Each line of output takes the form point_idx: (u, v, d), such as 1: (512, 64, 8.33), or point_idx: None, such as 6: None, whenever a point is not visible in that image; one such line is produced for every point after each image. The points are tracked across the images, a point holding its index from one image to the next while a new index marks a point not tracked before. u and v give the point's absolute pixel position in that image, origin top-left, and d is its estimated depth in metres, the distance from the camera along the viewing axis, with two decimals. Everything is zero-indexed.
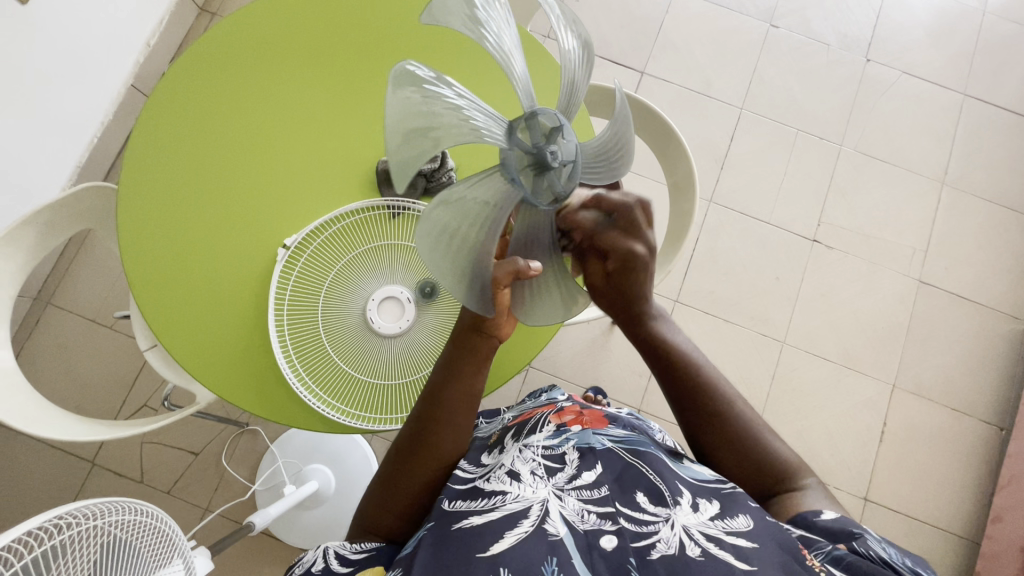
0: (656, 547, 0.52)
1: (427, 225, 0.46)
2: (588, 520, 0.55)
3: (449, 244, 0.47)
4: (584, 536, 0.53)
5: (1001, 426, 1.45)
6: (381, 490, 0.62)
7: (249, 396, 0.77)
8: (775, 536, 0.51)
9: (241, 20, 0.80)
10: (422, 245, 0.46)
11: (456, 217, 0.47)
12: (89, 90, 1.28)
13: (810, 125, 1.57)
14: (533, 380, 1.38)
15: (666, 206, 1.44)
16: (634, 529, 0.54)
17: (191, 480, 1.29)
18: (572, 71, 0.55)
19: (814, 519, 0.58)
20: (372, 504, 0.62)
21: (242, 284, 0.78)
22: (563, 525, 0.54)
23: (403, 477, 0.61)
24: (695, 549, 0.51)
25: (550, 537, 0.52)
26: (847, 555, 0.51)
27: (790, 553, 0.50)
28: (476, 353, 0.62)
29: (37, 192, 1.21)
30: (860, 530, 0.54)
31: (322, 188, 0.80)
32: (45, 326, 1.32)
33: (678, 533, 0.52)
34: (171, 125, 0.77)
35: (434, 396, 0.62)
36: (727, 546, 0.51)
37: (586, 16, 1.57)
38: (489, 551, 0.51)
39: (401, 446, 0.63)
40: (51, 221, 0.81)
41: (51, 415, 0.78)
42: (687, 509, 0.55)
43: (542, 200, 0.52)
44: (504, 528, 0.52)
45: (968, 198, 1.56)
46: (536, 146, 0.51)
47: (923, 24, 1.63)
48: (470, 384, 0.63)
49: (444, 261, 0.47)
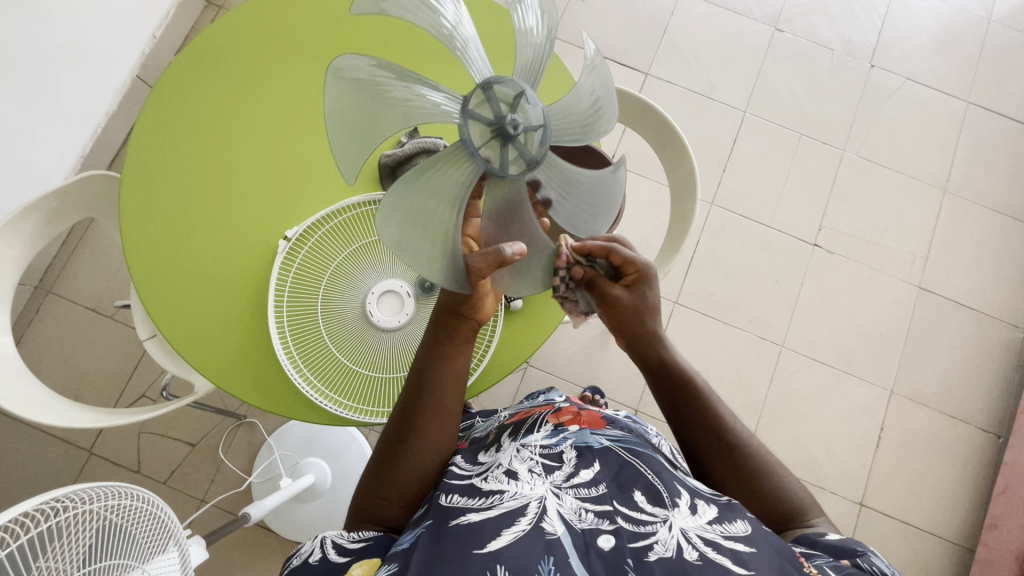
0: (653, 548, 0.52)
1: (353, 83, 0.49)
2: (585, 518, 0.55)
3: (374, 93, 0.50)
4: (581, 535, 0.53)
5: (998, 435, 1.45)
6: (375, 481, 0.62)
7: (246, 387, 0.77)
8: (773, 543, 0.52)
9: (250, 12, 0.80)
10: (347, 67, 0.48)
11: (375, 100, 0.51)
12: (96, 79, 1.29)
13: (813, 129, 1.57)
14: (532, 379, 1.38)
15: (667, 207, 1.45)
16: (631, 529, 0.54)
17: (188, 471, 1.29)
18: (586, 104, 0.59)
19: (819, 538, 0.58)
20: (367, 492, 0.62)
21: (243, 274, 0.78)
22: (560, 523, 0.54)
23: (395, 463, 0.62)
24: (693, 553, 0.51)
25: (547, 535, 0.52)
26: (849, 567, 0.52)
27: (787, 559, 0.51)
28: (453, 338, 0.64)
29: (42, 179, 1.22)
30: (864, 548, 0.55)
31: (325, 180, 0.80)
32: (45, 315, 1.33)
33: (676, 536, 0.52)
34: (174, 118, 0.78)
35: (421, 382, 0.63)
36: (725, 550, 0.51)
37: (592, 16, 1.57)
38: (487, 547, 0.51)
39: (392, 435, 0.63)
40: (54, 208, 0.81)
41: (49, 400, 0.78)
42: (684, 511, 0.55)
43: (478, 156, 0.53)
44: (501, 526, 0.53)
45: (969, 205, 1.56)
46: (504, 109, 0.53)
47: (929, 31, 1.64)
48: (455, 368, 0.64)
49: (353, 96, 0.49)
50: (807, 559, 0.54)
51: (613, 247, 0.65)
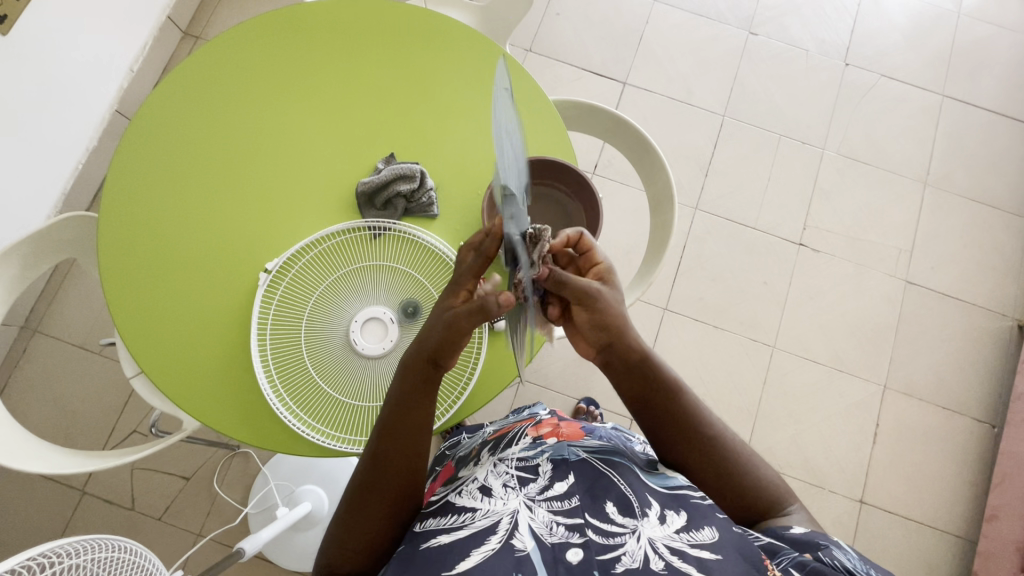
0: (621, 560, 0.51)
1: None
2: (556, 533, 0.54)
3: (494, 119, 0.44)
4: (551, 550, 0.52)
5: (992, 424, 1.46)
6: (342, 527, 0.61)
7: (229, 422, 0.76)
8: (739, 547, 0.53)
9: (220, 44, 0.81)
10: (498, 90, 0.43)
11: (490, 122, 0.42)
12: (76, 116, 1.30)
13: (792, 129, 1.58)
14: (525, 394, 1.38)
15: (649, 215, 1.45)
16: (601, 541, 0.53)
17: (183, 505, 1.28)
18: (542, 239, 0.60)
19: (783, 531, 0.59)
20: (336, 544, 0.61)
21: (222, 308, 0.77)
22: (530, 539, 0.53)
23: (364, 512, 0.60)
24: (659, 562, 0.51)
25: (517, 552, 0.52)
26: (811, 561, 0.53)
27: (751, 564, 0.52)
28: (428, 381, 0.62)
29: (23, 222, 1.22)
30: (826, 540, 0.56)
31: (303, 208, 0.80)
32: (33, 355, 1.32)
33: (643, 546, 0.52)
34: (146, 156, 0.78)
35: (391, 429, 0.61)
36: (690, 559, 0.51)
37: (568, 30, 1.59)
38: (456, 569, 0.51)
39: (358, 484, 0.61)
40: (32, 251, 0.81)
41: (32, 445, 0.77)
42: (653, 521, 0.55)
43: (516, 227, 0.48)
44: (471, 546, 0.53)
45: (951, 197, 1.57)
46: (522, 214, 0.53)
47: (900, 28, 1.66)
48: (425, 413, 0.62)
49: None
50: (772, 559, 0.55)
51: (586, 233, 0.62)
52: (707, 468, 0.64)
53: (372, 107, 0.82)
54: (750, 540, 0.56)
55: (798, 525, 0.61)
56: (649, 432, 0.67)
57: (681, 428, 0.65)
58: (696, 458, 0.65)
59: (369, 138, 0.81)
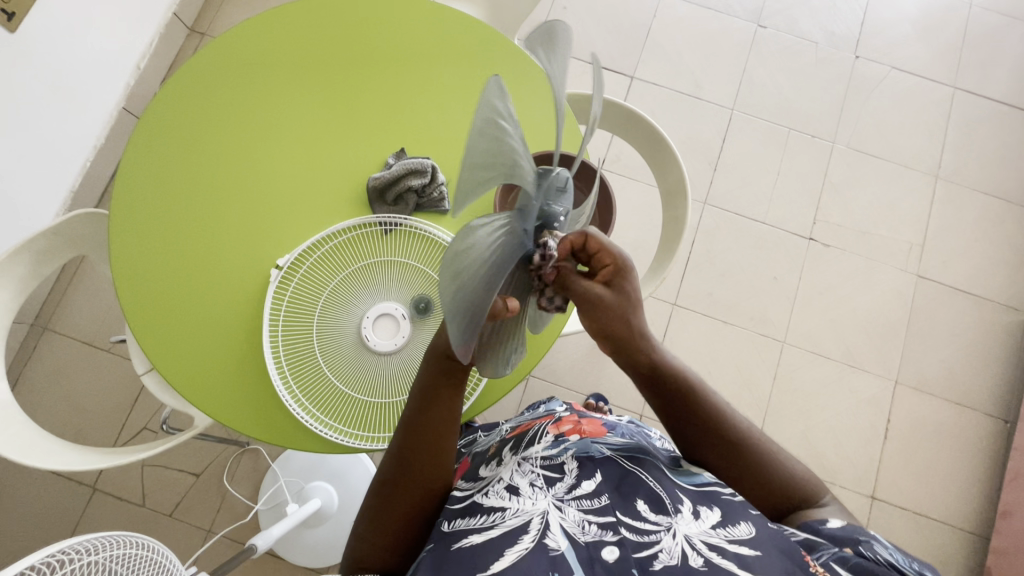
0: (658, 557, 0.52)
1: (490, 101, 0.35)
2: (589, 531, 0.54)
3: (501, 125, 0.38)
4: (585, 549, 0.53)
5: (1005, 419, 1.44)
6: (368, 524, 0.61)
7: (241, 417, 0.76)
8: (777, 542, 0.52)
9: (231, 38, 0.80)
10: (498, 85, 0.35)
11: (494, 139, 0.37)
12: (84, 113, 1.30)
13: (802, 123, 1.57)
14: (534, 390, 1.37)
15: (659, 209, 1.45)
16: (636, 539, 0.53)
17: (193, 501, 1.28)
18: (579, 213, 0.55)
19: (820, 526, 0.59)
20: (361, 541, 0.61)
21: (234, 304, 0.77)
22: (564, 538, 0.53)
23: (388, 510, 0.60)
24: (698, 559, 0.51)
25: (551, 552, 0.52)
26: (853, 557, 0.53)
27: (792, 560, 0.51)
28: (451, 377, 0.60)
29: (33, 220, 1.22)
30: (864, 535, 0.56)
31: (313, 203, 0.79)
32: (43, 352, 1.32)
33: (680, 542, 0.52)
34: (157, 150, 0.77)
35: (417, 427, 0.60)
36: (729, 554, 0.51)
37: (575, 23, 1.58)
38: (491, 570, 0.51)
39: (382, 479, 0.61)
40: (44, 247, 0.81)
41: (46, 442, 0.77)
42: (687, 517, 0.55)
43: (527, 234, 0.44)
44: (505, 546, 0.52)
45: (963, 190, 1.55)
46: (554, 199, 0.47)
47: (911, 18, 1.64)
48: (450, 409, 0.60)
49: (486, 124, 0.35)
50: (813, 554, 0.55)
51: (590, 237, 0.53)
52: (731, 460, 0.64)
53: (383, 101, 0.81)
54: (790, 536, 0.56)
55: (832, 518, 0.61)
56: (677, 422, 0.66)
57: (701, 419, 0.65)
58: (720, 449, 0.64)
59: (381, 133, 0.81)
